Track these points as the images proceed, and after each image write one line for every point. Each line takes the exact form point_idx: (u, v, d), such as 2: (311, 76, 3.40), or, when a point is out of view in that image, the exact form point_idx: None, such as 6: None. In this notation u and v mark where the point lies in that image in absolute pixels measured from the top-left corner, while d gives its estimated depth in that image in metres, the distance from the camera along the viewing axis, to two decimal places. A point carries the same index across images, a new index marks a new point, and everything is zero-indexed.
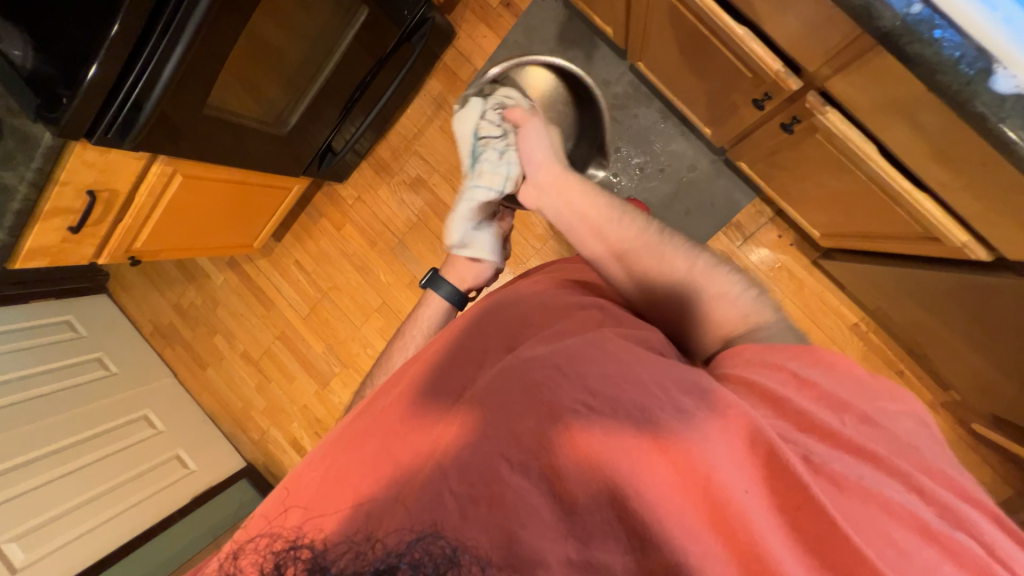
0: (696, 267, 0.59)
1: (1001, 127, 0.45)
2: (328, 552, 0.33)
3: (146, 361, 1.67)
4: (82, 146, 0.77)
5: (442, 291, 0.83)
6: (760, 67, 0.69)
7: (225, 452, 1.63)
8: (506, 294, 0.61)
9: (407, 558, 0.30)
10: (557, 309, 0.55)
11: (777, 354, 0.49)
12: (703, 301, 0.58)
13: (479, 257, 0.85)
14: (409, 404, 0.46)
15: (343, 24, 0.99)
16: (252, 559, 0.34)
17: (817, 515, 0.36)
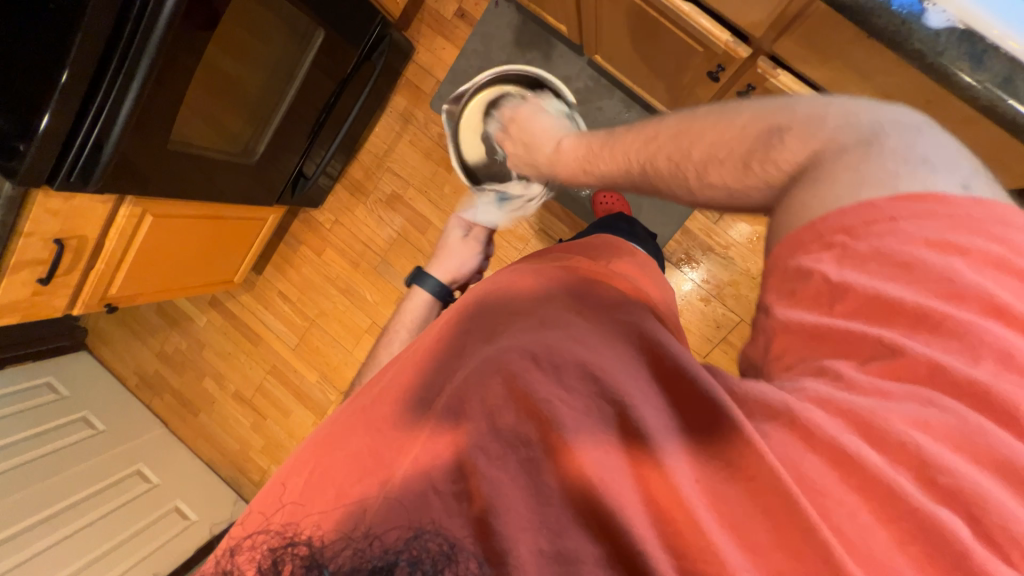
0: (753, 115, 0.52)
1: (941, 61, 0.48)
2: (326, 548, 0.36)
3: (135, 414, 1.62)
4: (44, 193, 0.76)
5: (427, 285, 0.88)
6: (710, 41, 0.71)
7: (226, 498, 1.58)
8: (489, 291, 0.58)
9: (405, 555, 0.34)
10: (538, 295, 0.54)
11: (798, 256, 0.42)
12: (778, 145, 0.48)
13: (466, 249, 0.95)
14: (394, 397, 0.46)
15: (300, 50, 0.99)
16: (252, 556, 0.38)
17: (775, 497, 0.34)
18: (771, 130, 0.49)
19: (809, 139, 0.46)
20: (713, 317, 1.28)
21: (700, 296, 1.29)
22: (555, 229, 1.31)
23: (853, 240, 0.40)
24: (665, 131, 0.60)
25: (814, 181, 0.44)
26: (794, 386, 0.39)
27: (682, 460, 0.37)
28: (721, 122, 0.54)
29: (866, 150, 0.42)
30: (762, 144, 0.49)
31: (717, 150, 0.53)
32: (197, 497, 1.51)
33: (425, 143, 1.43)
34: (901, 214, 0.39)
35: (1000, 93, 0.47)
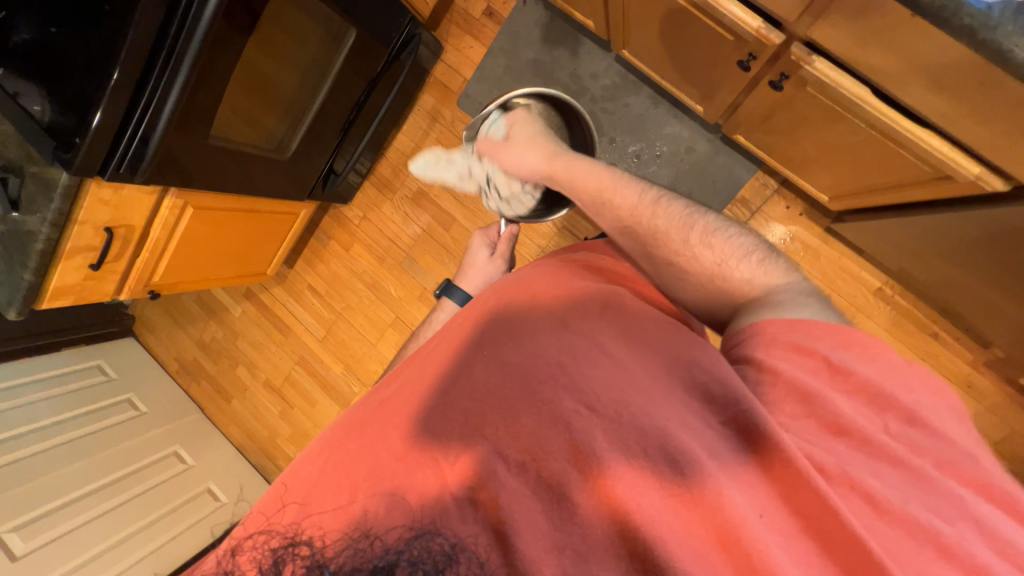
0: (719, 229, 0.60)
1: (993, 36, 0.46)
2: (328, 549, 0.36)
3: (174, 398, 1.71)
4: (97, 183, 0.81)
5: (456, 298, 0.89)
6: (740, 28, 0.68)
7: (255, 484, 1.65)
8: (505, 286, 0.58)
9: (406, 556, 0.35)
10: (562, 287, 0.55)
11: (794, 336, 0.49)
12: (735, 268, 0.57)
13: (493, 267, 0.93)
14: (412, 393, 0.46)
15: (332, 51, 1.03)
16: (253, 556, 0.37)
17: (829, 530, 0.37)
18: (730, 248, 0.58)
19: (758, 269, 0.56)
20: None
21: None
22: (579, 227, 1.30)
23: (852, 346, 0.48)
24: (654, 201, 0.62)
25: (779, 302, 0.53)
26: (828, 447, 0.42)
27: (740, 485, 0.39)
28: (705, 219, 0.61)
29: (801, 298, 0.53)
30: (721, 257, 0.57)
31: (689, 243, 0.58)
32: (228, 480, 1.58)
33: (451, 141, 1.45)
34: (884, 352, 0.49)
35: None
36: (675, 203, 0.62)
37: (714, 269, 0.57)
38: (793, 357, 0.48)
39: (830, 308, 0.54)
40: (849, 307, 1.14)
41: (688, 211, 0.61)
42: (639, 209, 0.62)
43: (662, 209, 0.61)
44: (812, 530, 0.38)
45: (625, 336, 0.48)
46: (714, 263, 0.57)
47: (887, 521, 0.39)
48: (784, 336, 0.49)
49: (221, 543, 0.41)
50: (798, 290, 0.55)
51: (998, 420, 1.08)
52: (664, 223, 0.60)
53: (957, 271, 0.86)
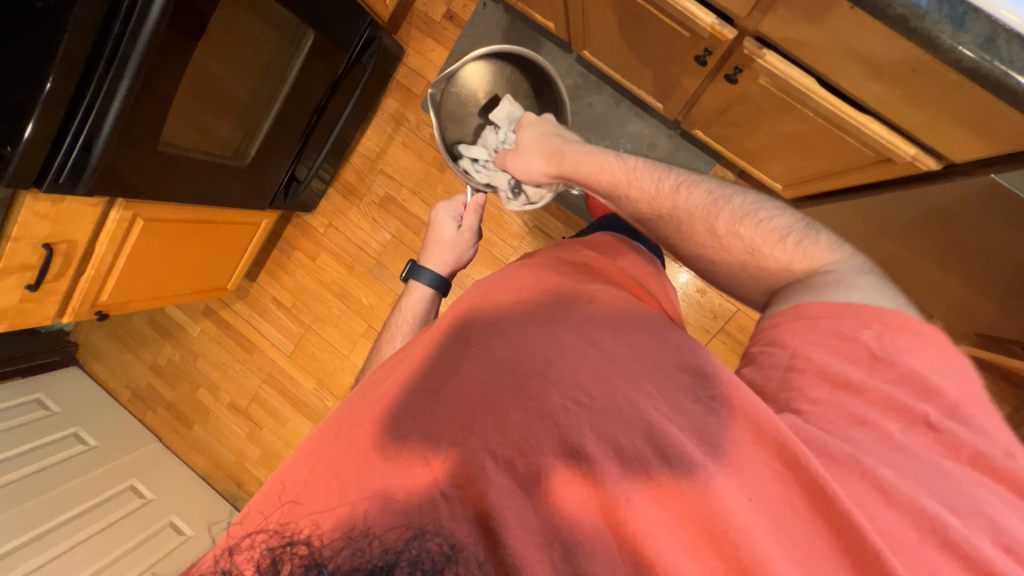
0: (762, 208, 0.58)
1: (924, 24, 0.48)
2: (325, 548, 0.33)
3: (128, 429, 1.59)
4: (32, 195, 0.75)
5: (423, 278, 0.86)
6: (695, 24, 0.71)
7: (223, 512, 1.55)
8: (489, 284, 0.56)
9: (405, 556, 0.32)
10: (551, 274, 0.57)
11: (838, 322, 0.48)
12: (778, 247, 0.55)
13: (460, 241, 0.90)
14: (406, 390, 0.45)
15: (290, 55, 1.00)
16: (249, 555, 0.34)
17: (825, 519, 0.36)
18: (776, 221, 0.57)
19: (801, 244, 0.55)
20: (710, 308, 1.28)
21: (696, 287, 1.28)
22: (550, 225, 1.31)
23: (889, 328, 0.47)
24: (687, 185, 0.62)
25: (830, 281, 0.51)
26: (837, 434, 0.42)
27: (732, 477, 0.38)
28: (751, 198, 0.59)
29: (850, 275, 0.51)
30: (763, 233, 0.56)
31: (727, 223, 0.58)
32: (192, 511, 1.47)
33: (417, 145, 1.44)
34: (925, 330, 0.47)
35: (982, 54, 0.48)
36: (712, 185, 0.61)
37: (753, 257, 0.57)
38: (815, 341, 0.48)
39: (887, 284, 0.51)
40: None
41: (726, 192, 0.60)
42: (672, 193, 0.62)
43: (686, 201, 0.61)
44: (835, 542, 0.36)
45: (607, 324, 0.49)
46: (754, 241, 0.57)
47: (871, 501, 0.38)
48: (834, 327, 0.48)
49: (213, 545, 0.40)
50: (847, 265, 0.53)
51: None
52: (700, 206, 0.60)
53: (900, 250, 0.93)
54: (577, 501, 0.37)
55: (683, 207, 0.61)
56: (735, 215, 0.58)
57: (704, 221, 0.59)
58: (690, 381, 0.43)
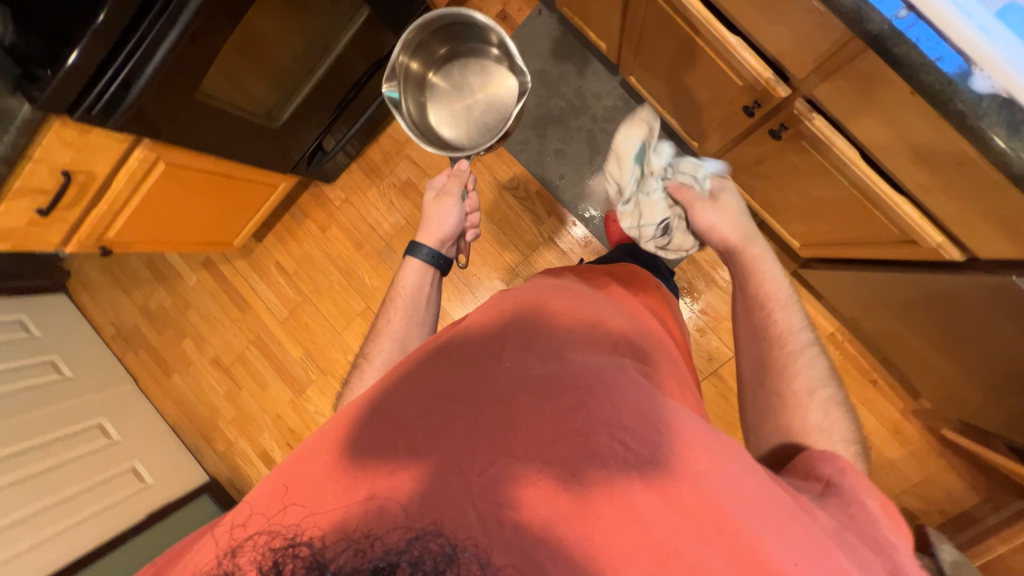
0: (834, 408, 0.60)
1: (979, 124, 0.47)
2: (328, 549, 0.33)
3: (106, 366, 1.57)
4: (62, 122, 0.74)
5: (419, 255, 0.78)
6: (752, 76, 0.72)
7: (187, 466, 1.54)
8: (520, 294, 0.58)
9: (407, 557, 0.32)
10: (575, 300, 0.57)
11: (816, 460, 0.51)
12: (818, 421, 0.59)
13: (445, 206, 0.79)
14: (430, 395, 0.45)
15: (340, 26, 1.01)
16: (253, 557, 0.35)
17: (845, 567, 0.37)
18: (834, 421, 0.59)
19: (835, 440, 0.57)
20: (707, 348, 1.24)
21: (696, 326, 1.25)
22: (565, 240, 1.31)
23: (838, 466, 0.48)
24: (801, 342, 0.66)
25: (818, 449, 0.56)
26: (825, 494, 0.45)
27: (759, 518, 0.39)
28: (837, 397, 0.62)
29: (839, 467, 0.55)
30: (816, 412, 0.60)
31: (797, 378, 0.63)
32: (156, 460, 1.47)
33: None
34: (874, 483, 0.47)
35: None
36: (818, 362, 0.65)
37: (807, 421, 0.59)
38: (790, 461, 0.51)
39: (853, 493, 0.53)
40: None
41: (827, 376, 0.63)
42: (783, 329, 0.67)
43: (803, 362, 0.64)
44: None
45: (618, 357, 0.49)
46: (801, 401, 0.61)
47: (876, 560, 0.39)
48: (809, 466, 0.50)
49: (215, 543, 0.38)
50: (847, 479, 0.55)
51: (920, 465, 1.17)
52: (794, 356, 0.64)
53: (899, 327, 0.95)
54: (554, 526, 0.37)
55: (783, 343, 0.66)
56: (814, 391, 0.61)
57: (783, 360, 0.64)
58: (720, 445, 0.43)
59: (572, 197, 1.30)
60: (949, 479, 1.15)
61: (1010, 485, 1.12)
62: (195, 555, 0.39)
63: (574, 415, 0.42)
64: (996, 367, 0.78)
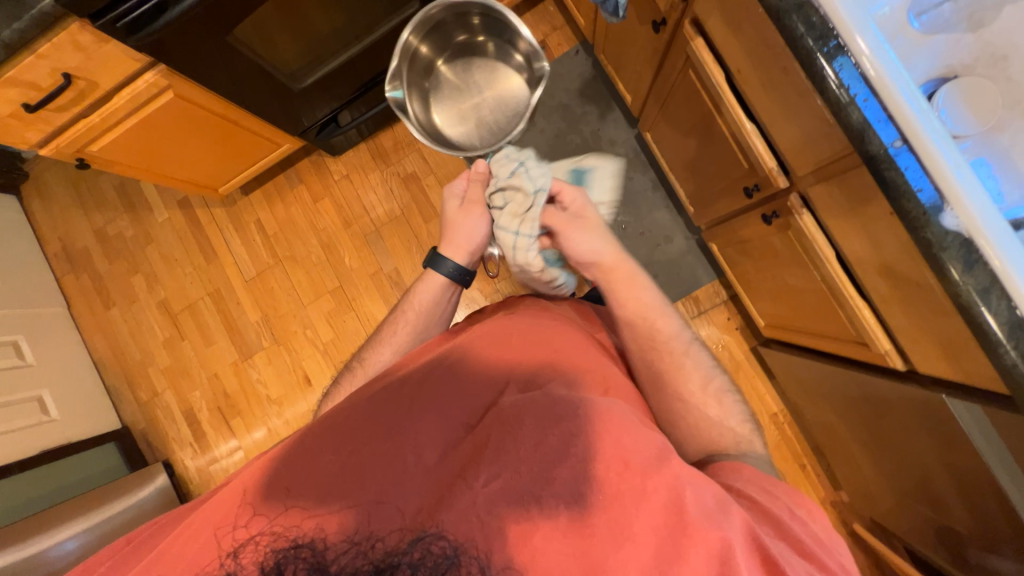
0: (709, 388, 0.64)
1: (942, 254, 0.52)
2: (329, 550, 0.39)
3: (40, 283, 1.45)
4: (80, 25, 0.71)
5: (442, 270, 0.74)
6: (758, 161, 0.78)
7: (101, 408, 1.43)
8: (525, 324, 0.64)
9: (408, 559, 0.37)
10: (574, 337, 0.63)
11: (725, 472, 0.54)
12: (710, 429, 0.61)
13: (470, 220, 0.72)
14: (435, 415, 0.50)
15: (386, 12, 1.03)
16: (256, 557, 0.40)
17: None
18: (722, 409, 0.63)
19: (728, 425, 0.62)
20: None
21: None
22: None
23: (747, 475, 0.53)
24: (678, 352, 0.66)
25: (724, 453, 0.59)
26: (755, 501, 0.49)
27: (716, 522, 0.41)
28: (699, 373, 0.65)
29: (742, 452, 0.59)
30: (711, 414, 0.62)
31: (686, 395, 0.63)
32: (70, 395, 1.36)
33: None
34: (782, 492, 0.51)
35: (977, 299, 0.51)
36: (694, 359, 0.66)
37: (709, 427, 0.62)
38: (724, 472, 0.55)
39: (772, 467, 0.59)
40: None
41: (701, 370, 0.66)
42: (660, 348, 0.66)
43: (690, 359, 0.66)
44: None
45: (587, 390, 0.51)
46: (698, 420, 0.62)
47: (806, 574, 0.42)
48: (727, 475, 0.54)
49: (217, 543, 0.42)
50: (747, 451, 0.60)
51: None
52: (675, 371, 0.65)
53: (835, 419, 1.01)
54: (548, 543, 0.40)
55: (673, 365, 0.65)
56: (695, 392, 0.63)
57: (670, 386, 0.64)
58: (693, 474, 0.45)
59: None
60: None
61: None
62: (195, 542, 0.42)
63: (555, 433, 0.45)
64: (910, 473, 0.85)
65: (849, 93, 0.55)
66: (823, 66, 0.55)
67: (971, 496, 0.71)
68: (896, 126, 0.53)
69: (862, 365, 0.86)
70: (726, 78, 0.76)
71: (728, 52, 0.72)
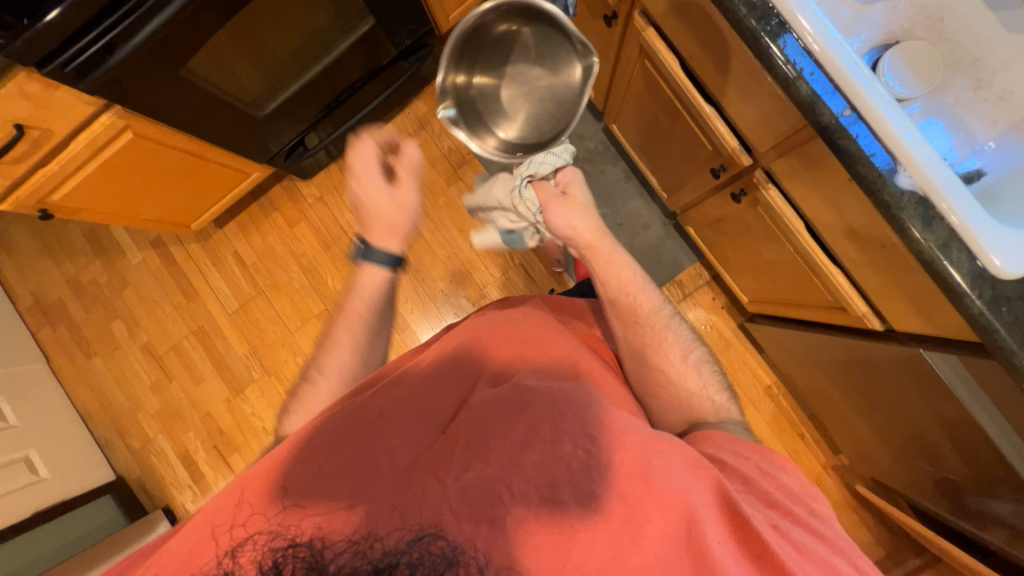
0: (689, 358, 0.66)
1: (901, 215, 0.54)
2: (327, 551, 0.36)
3: (15, 341, 1.41)
4: (27, 75, 0.69)
5: (377, 261, 0.67)
6: (720, 142, 0.79)
7: (93, 462, 1.39)
8: (501, 320, 0.65)
9: (406, 559, 0.35)
10: (547, 329, 0.65)
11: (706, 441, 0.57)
12: (692, 396, 0.63)
13: (404, 201, 0.67)
14: (410, 416, 0.51)
15: (341, 31, 1.03)
16: (253, 558, 0.38)
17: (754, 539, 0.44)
18: (703, 378, 0.65)
19: (709, 394, 0.64)
20: None
21: None
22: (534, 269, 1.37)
23: (728, 445, 0.56)
24: (660, 325, 0.67)
25: (709, 424, 0.61)
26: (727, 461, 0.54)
27: (696, 490, 0.46)
28: (677, 344, 0.66)
29: (723, 422, 0.61)
30: (694, 384, 0.64)
31: (669, 366, 0.64)
32: (58, 451, 1.32)
33: (432, 152, 1.46)
34: (756, 454, 0.55)
35: (939, 254, 0.53)
36: (673, 333, 0.67)
37: (689, 397, 0.63)
38: (707, 442, 0.57)
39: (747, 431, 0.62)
40: (743, 397, 1.29)
41: (680, 343, 0.67)
42: (646, 322, 0.66)
43: (672, 332, 0.67)
44: (758, 553, 0.43)
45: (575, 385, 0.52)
46: (682, 392, 0.64)
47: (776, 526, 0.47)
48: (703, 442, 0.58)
49: (215, 542, 0.42)
50: (727, 420, 0.62)
51: None
52: (659, 344, 0.65)
53: (826, 384, 1.03)
54: (524, 525, 0.42)
55: (658, 339, 0.66)
56: (678, 363, 0.65)
57: (656, 357, 0.65)
58: (674, 449, 0.49)
59: None
60: (860, 534, 1.23)
61: (909, 543, 1.22)
62: (193, 556, 0.41)
63: (534, 423, 0.48)
64: (903, 428, 0.86)
65: (796, 69, 0.56)
66: (768, 44, 0.57)
67: (962, 444, 0.73)
68: (843, 95, 0.55)
69: (843, 330, 0.88)
70: (680, 64, 0.78)
71: (679, 39, 0.73)
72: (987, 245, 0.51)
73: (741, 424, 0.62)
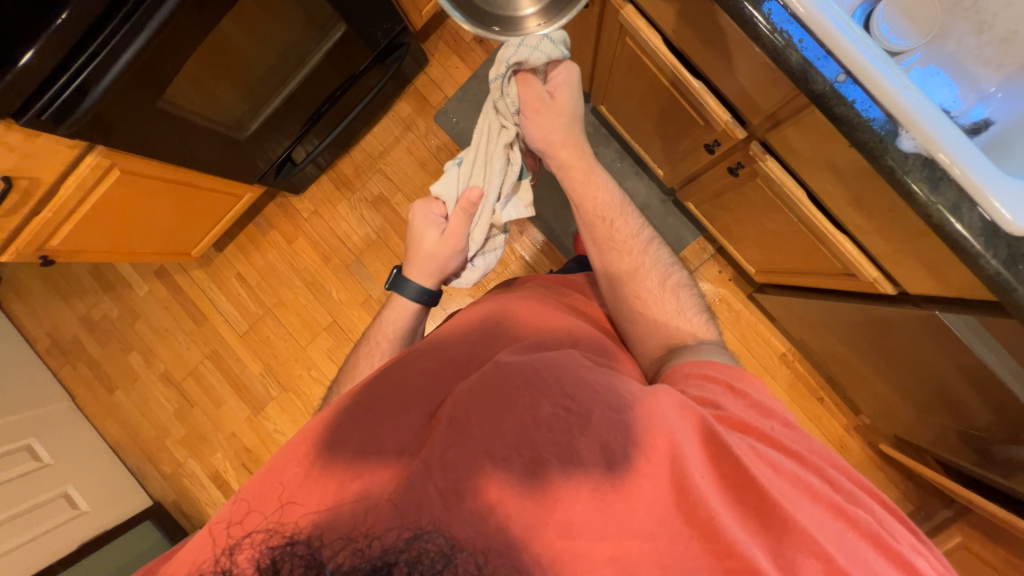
0: (667, 283, 0.66)
1: (905, 178, 0.52)
2: (325, 548, 0.36)
3: (38, 382, 1.45)
4: (6, 126, 0.69)
5: (409, 295, 0.70)
6: (712, 116, 0.77)
7: (129, 490, 1.43)
8: (497, 303, 0.66)
9: (404, 556, 0.34)
10: (536, 308, 0.64)
11: (701, 365, 0.56)
12: (667, 320, 0.64)
13: (442, 246, 0.68)
14: (403, 401, 0.50)
15: (316, 41, 1.01)
16: (250, 555, 0.37)
17: (767, 502, 0.42)
18: (681, 303, 0.65)
19: (686, 318, 0.64)
20: None
21: None
22: (536, 260, 1.35)
23: (726, 385, 0.53)
24: (637, 251, 0.67)
25: (687, 347, 0.60)
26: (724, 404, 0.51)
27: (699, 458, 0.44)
28: (654, 271, 0.66)
29: (700, 344, 0.61)
30: (670, 308, 0.64)
31: (644, 289, 0.65)
32: (93, 483, 1.36)
33: (421, 153, 1.44)
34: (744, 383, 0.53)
35: (949, 216, 0.51)
36: (650, 258, 0.67)
37: (667, 320, 0.64)
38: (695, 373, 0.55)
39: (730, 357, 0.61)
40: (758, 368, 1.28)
41: (660, 268, 0.67)
42: (622, 247, 0.67)
43: (650, 256, 0.67)
44: (773, 513, 0.42)
45: None
46: (658, 315, 0.64)
47: (789, 479, 0.45)
48: (690, 371, 0.55)
49: (212, 539, 0.41)
50: (704, 342, 0.61)
51: None
52: (634, 269, 0.66)
53: (842, 348, 1.02)
54: (531, 515, 0.40)
55: (632, 263, 0.66)
56: (655, 288, 0.65)
57: (630, 281, 0.65)
58: (672, 407, 0.47)
59: (552, 219, 1.36)
60: (889, 492, 1.23)
61: (938, 494, 1.22)
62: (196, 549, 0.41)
63: (512, 388, 0.45)
64: (926, 385, 0.85)
65: (785, 37, 0.54)
66: (751, 13, 0.54)
67: (989, 397, 0.72)
68: (836, 60, 0.53)
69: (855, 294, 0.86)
70: (663, 40, 0.75)
71: (659, 14, 0.70)
72: (996, 201, 0.49)
73: (720, 346, 0.62)
